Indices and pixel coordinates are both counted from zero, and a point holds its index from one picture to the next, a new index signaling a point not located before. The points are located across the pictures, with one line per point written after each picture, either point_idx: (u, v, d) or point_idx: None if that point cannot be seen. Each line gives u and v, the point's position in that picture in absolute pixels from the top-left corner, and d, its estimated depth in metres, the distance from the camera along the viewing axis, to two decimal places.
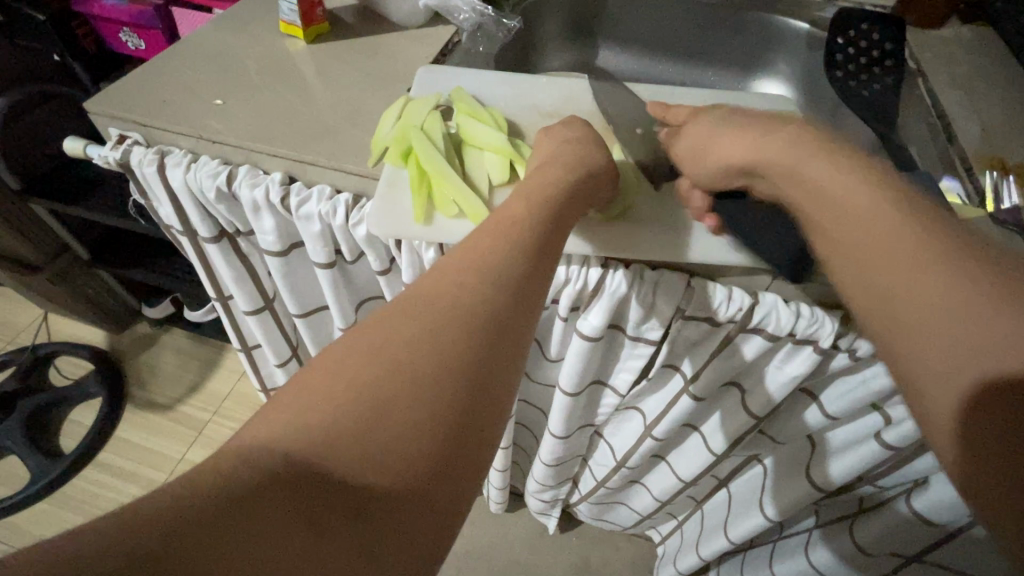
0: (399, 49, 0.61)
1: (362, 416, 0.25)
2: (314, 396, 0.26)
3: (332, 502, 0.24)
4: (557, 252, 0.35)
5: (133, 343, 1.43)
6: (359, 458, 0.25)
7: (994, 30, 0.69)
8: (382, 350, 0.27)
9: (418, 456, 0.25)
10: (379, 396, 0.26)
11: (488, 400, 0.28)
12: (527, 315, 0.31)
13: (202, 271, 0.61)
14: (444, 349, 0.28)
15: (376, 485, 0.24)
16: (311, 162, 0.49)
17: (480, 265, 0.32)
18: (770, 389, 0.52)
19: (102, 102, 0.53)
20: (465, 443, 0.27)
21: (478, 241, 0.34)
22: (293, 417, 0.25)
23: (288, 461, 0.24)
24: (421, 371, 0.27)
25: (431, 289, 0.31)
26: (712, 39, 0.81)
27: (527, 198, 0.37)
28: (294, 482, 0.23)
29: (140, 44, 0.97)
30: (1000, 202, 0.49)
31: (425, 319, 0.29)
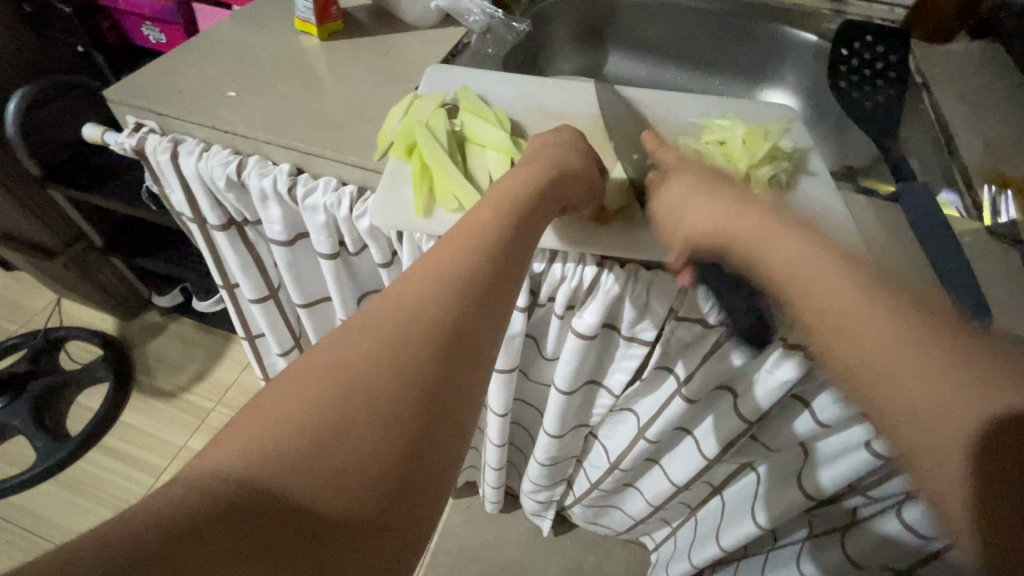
0: (409, 49, 0.63)
1: (319, 436, 0.27)
2: (269, 416, 0.27)
3: (289, 519, 0.25)
4: (521, 263, 0.38)
5: (142, 330, 1.45)
6: (317, 473, 0.26)
7: (1002, 46, 0.69)
8: (339, 367, 0.29)
9: (376, 477, 0.27)
10: (336, 415, 0.27)
11: (451, 413, 0.30)
12: (489, 328, 0.33)
13: (210, 257, 0.63)
14: (404, 364, 0.29)
15: (335, 506, 0.26)
16: (319, 154, 0.50)
17: (441, 282, 0.33)
18: (762, 393, 0.52)
19: (121, 90, 0.55)
20: (423, 457, 0.28)
21: (447, 255, 0.35)
22: (245, 441, 0.26)
23: (245, 488, 0.25)
24: (379, 391, 0.28)
25: (389, 308, 0.32)
26: (719, 48, 0.82)
27: (498, 207, 0.39)
28: (250, 510, 0.24)
29: (161, 38, 0.99)
30: (998, 215, 0.49)
31: (382, 339, 0.30)
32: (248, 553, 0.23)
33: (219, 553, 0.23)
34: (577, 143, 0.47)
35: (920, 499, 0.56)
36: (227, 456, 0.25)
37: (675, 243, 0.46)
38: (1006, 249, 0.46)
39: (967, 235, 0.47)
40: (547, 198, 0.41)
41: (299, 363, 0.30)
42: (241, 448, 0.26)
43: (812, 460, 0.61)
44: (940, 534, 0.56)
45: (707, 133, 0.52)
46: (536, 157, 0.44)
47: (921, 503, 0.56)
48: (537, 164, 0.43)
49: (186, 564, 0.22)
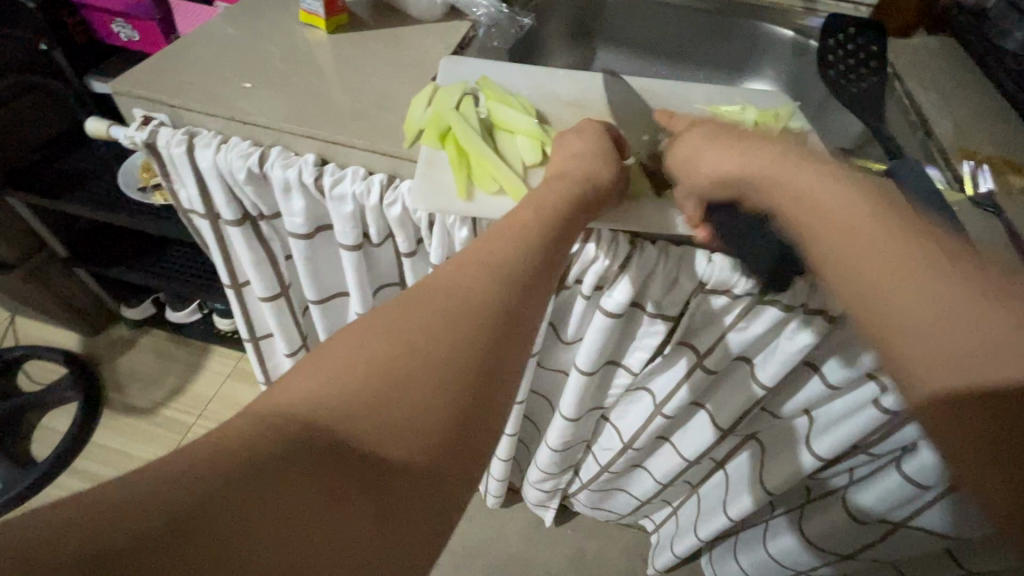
0: (419, 41, 0.63)
1: (382, 394, 0.28)
2: (338, 370, 0.29)
3: (349, 472, 0.27)
4: (564, 241, 0.39)
5: (109, 345, 1.38)
6: (378, 432, 0.28)
7: (957, 41, 0.76)
8: (398, 333, 0.31)
9: (430, 436, 0.29)
10: (397, 377, 0.29)
11: (497, 386, 0.31)
12: (533, 310, 0.35)
13: (219, 255, 0.61)
14: (456, 340, 0.31)
15: (392, 461, 0.28)
16: (345, 142, 0.50)
17: (485, 263, 0.35)
18: (779, 361, 0.55)
19: (127, 83, 0.53)
20: (472, 426, 0.30)
21: (492, 241, 0.37)
22: (316, 389, 0.28)
23: (314, 436, 0.27)
24: (434, 356, 0.30)
25: (444, 282, 0.34)
26: (702, 44, 0.87)
27: (536, 198, 0.41)
28: (317, 457, 0.26)
29: (134, 35, 0.95)
30: (978, 186, 0.54)
31: (437, 309, 0.32)
32: (312, 496, 0.25)
33: (286, 494, 0.25)
34: (601, 128, 0.49)
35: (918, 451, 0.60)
36: (295, 407, 0.27)
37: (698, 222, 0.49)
38: (988, 217, 0.51)
39: (955, 204, 0.52)
40: (583, 185, 0.43)
41: (364, 324, 0.32)
42: (313, 395, 0.28)
43: (817, 424, 0.65)
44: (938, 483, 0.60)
45: (718, 118, 0.55)
46: (567, 147, 0.46)
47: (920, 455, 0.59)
48: (561, 156, 0.46)
49: (254, 498, 0.24)
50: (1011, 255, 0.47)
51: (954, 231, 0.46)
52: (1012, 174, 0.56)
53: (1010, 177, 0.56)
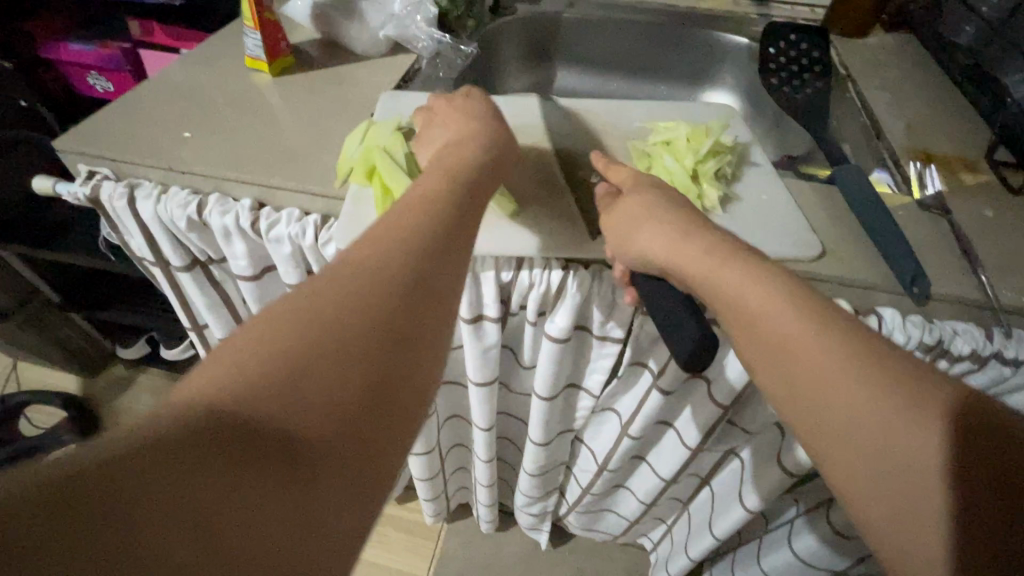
0: (363, 78, 0.64)
1: (298, 363, 0.26)
2: (242, 353, 0.26)
3: (263, 442, 0.24)
4: (477, 211, 0.39)
5: (109, 386, 1.40)
6: (291, 401, 0.26)
7: (914, 36, 0.75)
8: (306, 307, 0.29)
9: (342, 401, 0.27)
10: (307, 348, 0.27)
11: (413, 341, 0.31)
12: (445, 270, 0.34)
13: (175, 299, 0.62)
14: (367, 306, 0.29)
15: (310, 429, 0.26)
16: (278, 186, 0.51)
17: (396, 234, 0.33)
18: (731, 377, 0.53)
19: (70, 140, 0.54)
20: (386, 393, 0.29)
21: (402, 214, 0.35)
22: (223, 374, 0.25)
23: (226, 414, 0.24)
24: (346, 325, 0.28)
25: (352, 254, 0.32)
26: (661, 57, 0.86)
27: (445, 175, 0.40)
28: (226, 438, 0.24)
29: (110, 86, 0.97)
30: (925, 188, 0.52)
31: (346, 282, 0.30)
32: (231, 472, 0.23)
33: (204, 475, 0.22)
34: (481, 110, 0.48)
35: None
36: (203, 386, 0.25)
37: None
38: (935, 219, 0.49)
39: (899, 208, 0.50)
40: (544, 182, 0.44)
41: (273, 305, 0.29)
42: (218, 379, 0.25)
43: (789, 437, 0.63)
44: None
45: (654, 136, 0.55)
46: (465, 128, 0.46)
47: None
48: (488, 132, 0.46)
49: (156, 471, 0.21)
50: (957, 258, 0.46)
51: (894, 236, 0.45)
52: (964, 171, 0.55)
53: (960, 174, 0.54)
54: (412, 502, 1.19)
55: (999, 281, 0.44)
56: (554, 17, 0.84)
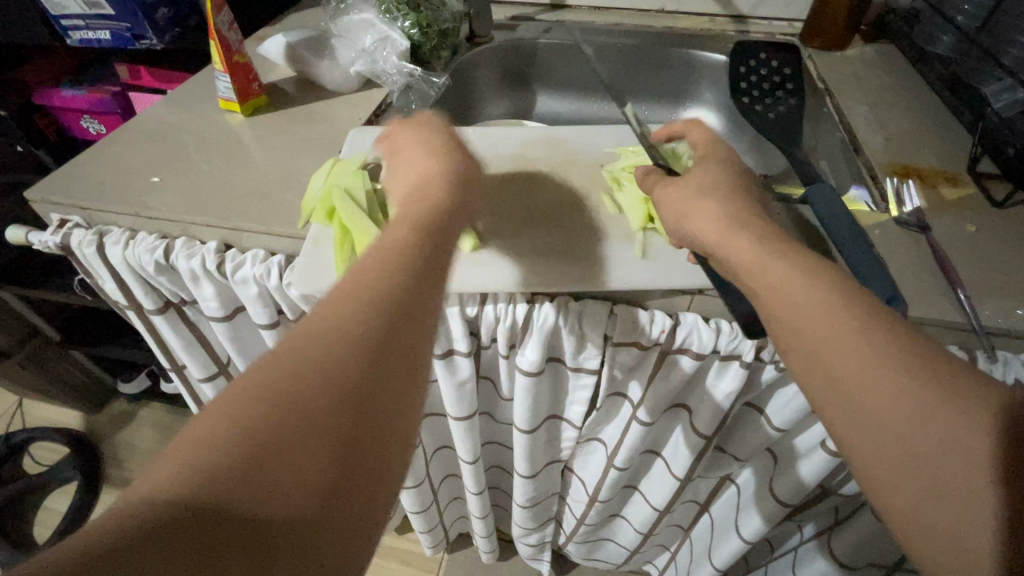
0: (334, 115, 0.65)
1: (262, 444, 0.23)
2: (199, 438, 0.23)
3: (229, 540, 0.21)
4: (450, 246, 0.36)
5: (110, 420, 1.40)
6: (259, 490, 0.22)
7: (894, 46, 0.74)
8: (272, 377, 0.25)
9: (317, 481, 0.23)
10: (275, 425, 0.23)
11: (395, 395, 0.27)
12: (425, 313, 0.30)
13: (152, 340, 0.62)
14: (340, 368, 0.26)
15: (284, 518, 0.22)
16: (243, 228, 0.51)
17: (367, 282, 0.30)
18: (710, 407, 0.51)
19: (42, 190, 0.55)
20: (368, 464, 0.25)
21: (369, 259, 0.32)
22: (187, 460, 0.22)
23: (182, 511, 0.21)
24: (318, 392, 0.25)
25: (320, 311, 0.28)
26: (640, 77, 0.86)
27: (415, 216, 0.37)
28: (187, 536, 0.20)
29: (101, 128, 0.99)
30: (903, 204, 0.50)
31: (314, 343, 0.26)
32: (195, 573, 0.20)
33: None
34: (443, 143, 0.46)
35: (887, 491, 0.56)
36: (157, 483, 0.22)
37: (601, 270, 0.46)
38: (914, 236, 0.47)
39: (875, 226, 0.49)
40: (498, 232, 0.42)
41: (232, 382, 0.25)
42: (173, 472, 0.22)
43: (781, 464, 0.60)
44: None
45: (623, 160, 0.56)
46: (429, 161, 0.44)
47: None
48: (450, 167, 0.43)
49: None
50: (936, 279, 0.44)
51: (868, 258, 0.43)
52: (945, 185, 0.53)
53: (940, 188, 0.53)
54: (410, 533, 1.17)
55: (981, 302, 0.43)
56: (530, 43, 0.84)
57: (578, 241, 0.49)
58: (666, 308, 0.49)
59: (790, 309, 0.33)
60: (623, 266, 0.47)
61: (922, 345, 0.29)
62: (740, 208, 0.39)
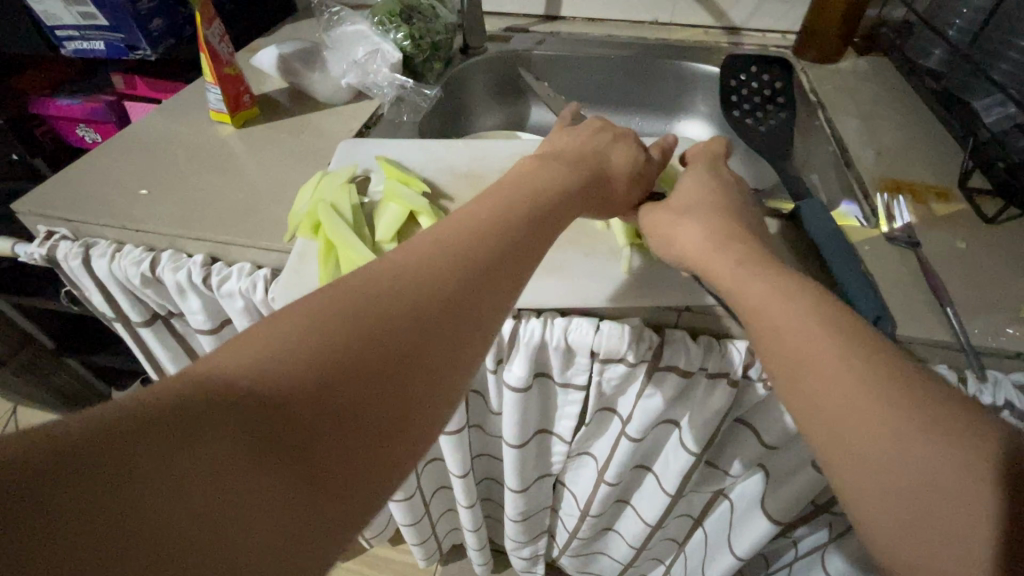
0: (325, 127, 0.65)
1: (329, 370, 0.23)
2: (282, 333, 0.24)
3: (283, 437, 0.21)
4: (535, 218, 0.36)
5: None
6: (325, 397, 0.23)
7: (886, 59, 0.74)
8: (358, 297, 0.26)
9: (378, 402, 0.24)
10: (351, 340, 0.24)
11: (460, 347, 0.28)
12: (499, 280, 0.31)
13: (140, 352, 0.62)
14: (417, 305, 0.27)
15: (337, 428, 0.22)
16: (230, 242, 0.51)
17: (449, 241, 0.31)
18: (700, 424, 0.51)
19: (29, 202, 0.55)
20: (423, 399, 0.25)
21: (454, 222, 0.33)
22: (267, 353, 0.23)
23: (246, 403, 0.21)
24: (394, 320, 0.26)
25: (407, 255, 0.30)
26: (633, 89, 0.86)
27: (498, 191, 0.38)
28: (252, 420, 0.21)
29: (97, 137, 0.99)
30: (893, 220, 0.50)
31: (398, 279, 0.28)
32: (239, 471, 0.20)
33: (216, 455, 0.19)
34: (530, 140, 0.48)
35: None
36: (235, 364, 0.22)
37: (590, 288, 0.46)
38: (903, 253, 0.47)
39: (864, 242, 0.48)
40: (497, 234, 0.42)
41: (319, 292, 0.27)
42: (254, 361, 0.22)
43: (774, 479, 0.60)
44: None
45: None
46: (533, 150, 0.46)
47: None
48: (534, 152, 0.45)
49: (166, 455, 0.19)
50: (925, 297, 0.43)
51: (856, 274, 0.43)
52: (935, 201, 0.53)
53: (930, 204, 0.52)
54: (403, 544, 1.16)
55: (970, 319, 0.42)
56: (524, 55, 0.84)
57: (565, 257, 0.49)
58: (654, 324, 0.49)
59: (774, 332, 0.32)
60: (610, 283, 0.46)
61: (903, 370, 0.29)
62: (723, 227, 0.39)
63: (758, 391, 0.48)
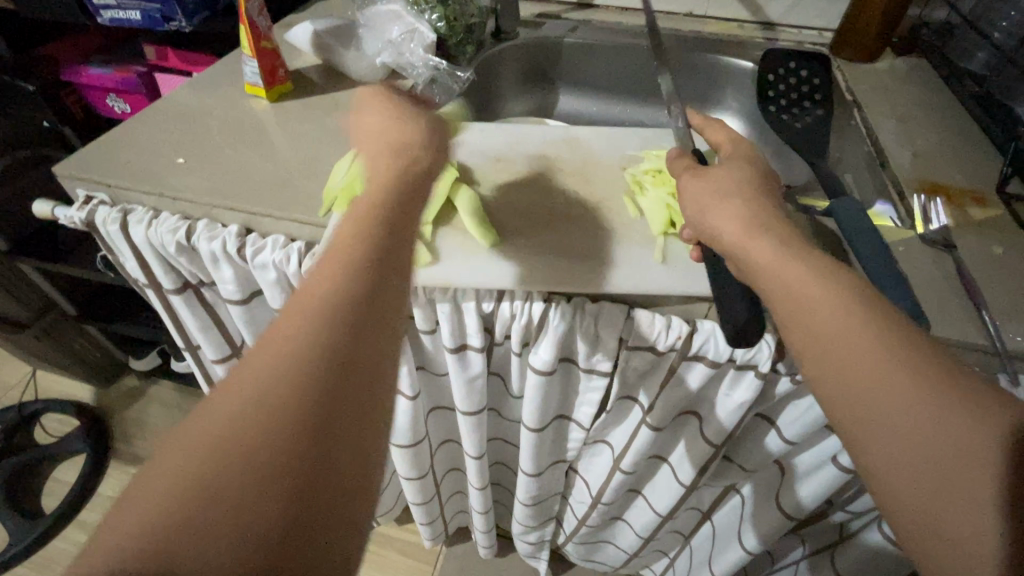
0: (359, 105, 0.65)
1: (215, 483, 0.23)
2: (166, 466, 0.23)
3: (190, 567, 0.21)
4: (408, 248, 0.34)
5: (120, 397, 1.40)
6: (223, 515, 0.22)
7: (925, 61, 0.73)
8: (229, 403, 0.25)
9: (277, 497, 0.23)
10: (227, 450, 0.24)
11: (354, 411, 0.27)
12: (379, 323, 0.29)
13: (169, 320, 0.63)
14: (291, 389, 0.26)
15: (243, 539, 0.22)
16: (265, 213, 0.51)
17: (320, 295, 0.29)
18: (723, 416, 0.51)
19: (69, 166, 0.55)
20: (331, 476, 0.25)
21: (321, 268, 0.31)
22: (142, 496, 0.22)
23: (147, 545, 0.21)
24: (268, 413, 0.25)
25: (276, 331, 0.28)
26: (663, 82, 0.85)
27: (380, 223, 0.34)
28: (150, 563, 0.21)
29: (126, 107, 1.00)
30: (929, 221, 0.50)
31: (266, 365, 0.26)
32: None
33: None
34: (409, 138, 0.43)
35: None
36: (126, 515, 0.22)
37: (624, 276, 0.46)
38: (939, 255, 0.47)
39: (900, 243, 0.48)
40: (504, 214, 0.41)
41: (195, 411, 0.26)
42: (135, 509, 0.22)
43: (790, 476, 0.60)
44: None
45: (647, 162, 0.56)
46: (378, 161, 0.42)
47: None
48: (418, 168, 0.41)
49: None
50: (960, 300, 0.43)
51: (892, 274, 0.43)
52: (973, 205, 0.52)
53: (968, 208, 0.52)
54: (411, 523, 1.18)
55: (1005, 324, 0.42)
56: (556, 42, 0.84)
57: (598, 243, 0.49)
58: (683, 314, 0.49)
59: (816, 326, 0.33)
60: (642, 271, 0.46)
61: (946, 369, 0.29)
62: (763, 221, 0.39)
63: (784, 384, 0.48)
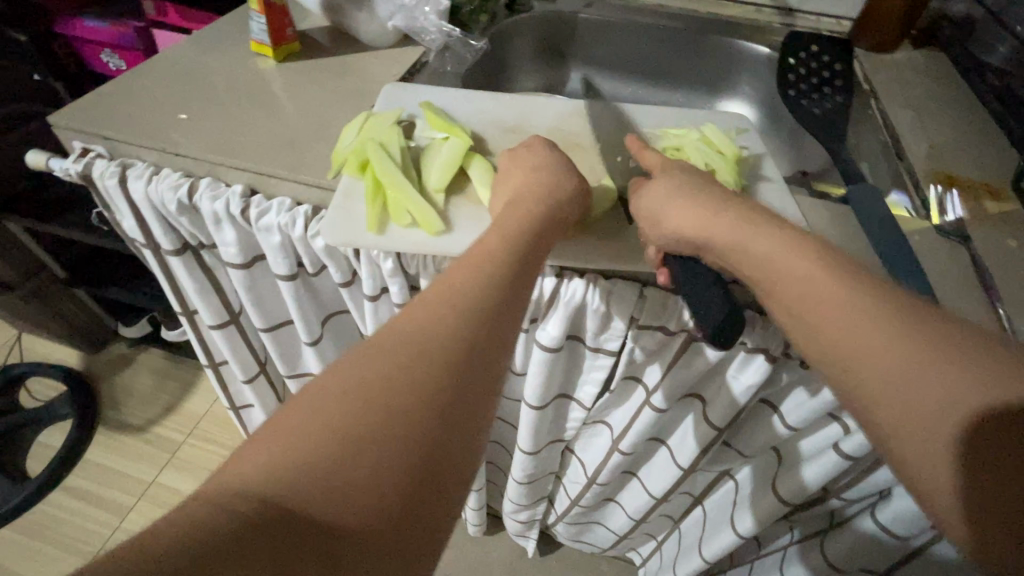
0: (368, 69, 0.63)
1: (338, 466, 0.23)
2: (287, 436, 0.24)
3: (303, 547, 0.22)
4: (534, 267, 0.35)
5: (108, 363, 1.37)
6: (339, 500, 0.23)
7: (943, 54, 0.72)
8: (353, 387, 0.26)
9: (389, 495, 0.24)
10: (351, 437, 0.24)
11: (463, 423, 0.27)
12: (497, 340, 0.30)
13: (166, 282, 0.61)
14: (415, 387, 0.26)
15: (353, 529, 0.23)
16: (271, 174, 0.50)
17: (450, 302, 0.30)
18: (729, 398, 0.51)
19: (66, 116, 0.53)
20: (434, 485, 0.25)
21: (455, 275, 0.32)
22: (266, 461, 0.23)
23: (266, 514, 0.21)
24: (390, 408, 0.25)
25: (404, 325, 0.29)
26: (677, 64, 0.84)
27: (504, 236, 0.36)
28: (270, 533, 0.21)
29: (121, 64, 0.96)
30: (945, 214, 0.50)
31: (394, 359, 0.27)
32: None
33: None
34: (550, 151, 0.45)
35: (891, 499, 0.57)
36: (248, 474, 0.22)
37: (636, 253, 0.46)
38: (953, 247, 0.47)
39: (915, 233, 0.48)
40: (543, 196, 0.40)
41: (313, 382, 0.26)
42: (256, 473, 0.22)
43: (789, 462, 0.60)
44: (910, 531, 0.57)
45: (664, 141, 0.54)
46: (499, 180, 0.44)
47: (892, 503, 0.56)
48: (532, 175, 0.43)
49: None
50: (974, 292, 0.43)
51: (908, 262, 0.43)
52: (988, 199, 0.52)
53: (983, 202, 0.52)
54: None
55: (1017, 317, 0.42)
56: (570, 17, 0.81)
57: (611, 218, 0.48)
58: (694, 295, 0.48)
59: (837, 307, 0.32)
60: None
61: None
62: None
63: (791, 369, 0.48)
